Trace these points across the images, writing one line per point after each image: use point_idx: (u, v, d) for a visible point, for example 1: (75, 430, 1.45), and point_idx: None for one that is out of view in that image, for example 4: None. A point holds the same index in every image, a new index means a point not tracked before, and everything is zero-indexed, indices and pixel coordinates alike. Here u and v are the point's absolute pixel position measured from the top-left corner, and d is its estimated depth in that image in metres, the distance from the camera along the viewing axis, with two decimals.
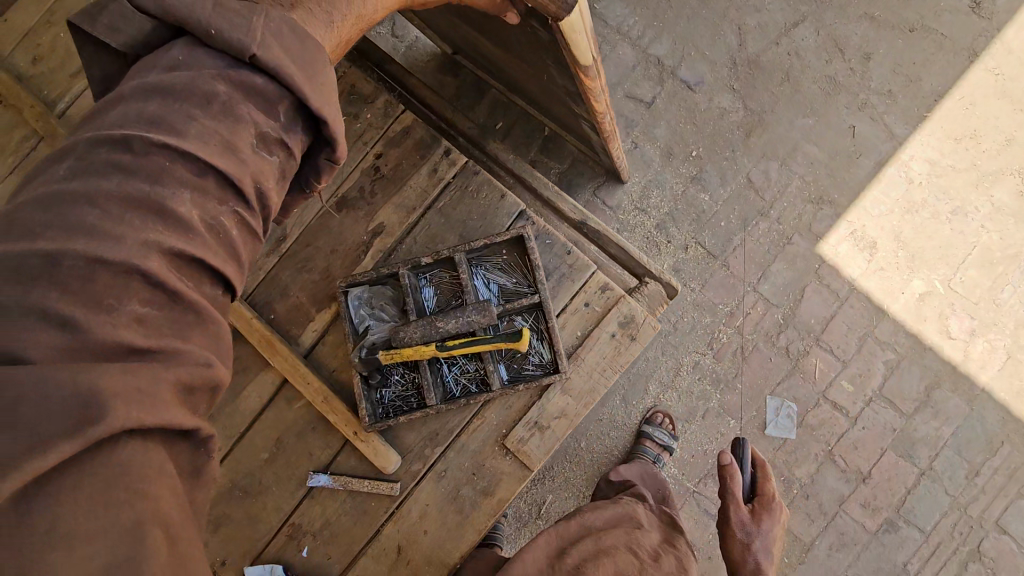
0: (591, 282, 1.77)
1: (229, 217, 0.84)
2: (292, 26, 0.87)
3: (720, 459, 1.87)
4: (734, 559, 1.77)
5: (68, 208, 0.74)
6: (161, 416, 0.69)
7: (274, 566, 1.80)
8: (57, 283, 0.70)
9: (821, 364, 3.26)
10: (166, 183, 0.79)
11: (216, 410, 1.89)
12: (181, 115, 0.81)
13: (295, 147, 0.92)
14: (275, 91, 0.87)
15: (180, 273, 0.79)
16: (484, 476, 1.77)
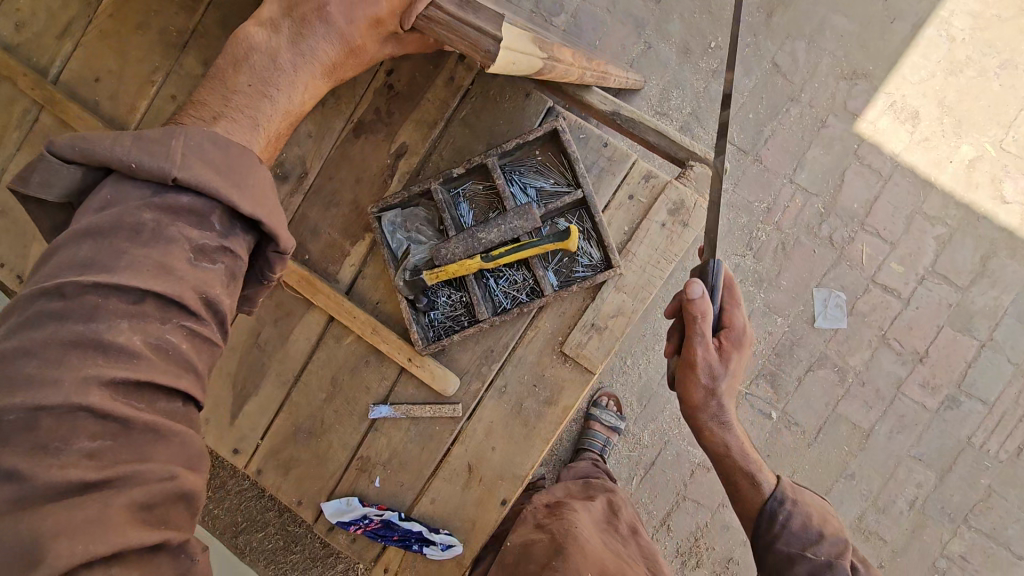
0: (633, 172, 1.67)
1: (173, 333, 1.01)
2: (210, 140, 1.11)
3: (688, 299, 1.43)
4: (692, 403, 1.56)
5: (17, 367, 0.90)
6: (117, 543, 0.82)
7: (349, 499, 1.80)
8: (1, 441, 0.85)
9: (868, 248, 3.13)
10: (105, 318, 0.96)
11: (266, 359, 1.87)
12: (115, 251, 1.00)
13: (236, 248, 1.13)
14: (203, 205, 1.09)
15: (133, 396, 0.94)
16: (545, 387, 1.72)
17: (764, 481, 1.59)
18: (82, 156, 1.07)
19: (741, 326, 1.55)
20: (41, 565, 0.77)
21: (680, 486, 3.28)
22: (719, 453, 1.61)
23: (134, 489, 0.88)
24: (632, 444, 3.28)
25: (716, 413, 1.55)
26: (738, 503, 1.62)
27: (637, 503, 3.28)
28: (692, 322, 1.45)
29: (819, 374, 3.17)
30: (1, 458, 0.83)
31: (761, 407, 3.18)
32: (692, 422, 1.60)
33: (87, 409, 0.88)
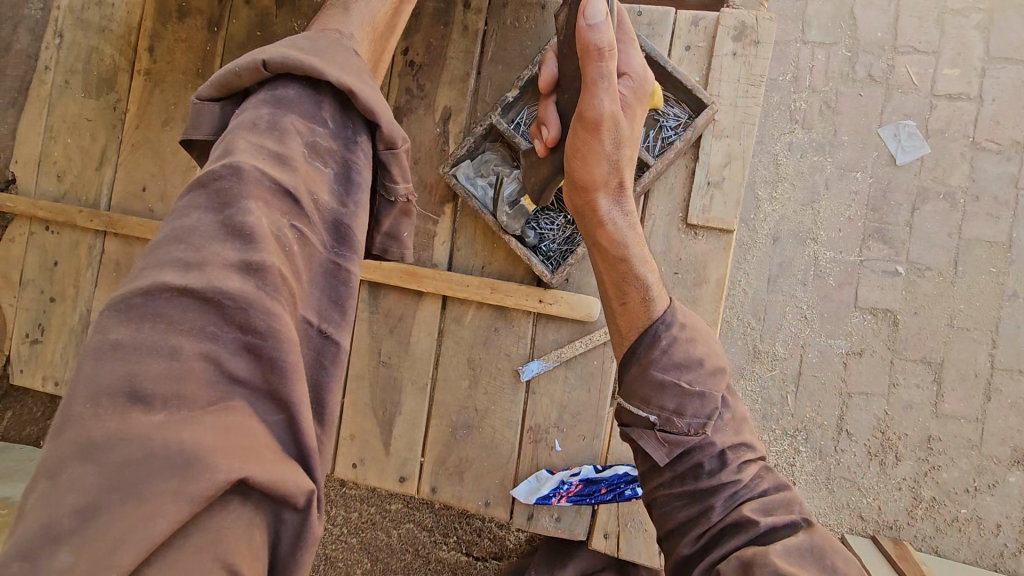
0: (679, 22, 1.62)
1: (292, 232, 0.83)
2: (300, 37, 0.98)
3: (591, 33, 1.12)
4: (589, 183, 1.27)
5: (158, 247, 0.76)
6: (269, 472, 0.68)
7: (539, 474, 1.66)
8: (154, 315, 0.70)
9: (914, 67, 2.99)
10: (234, 199, 0.78)
11: (396, 373, 1.77)
12: (237, 135, 0.85)
13: (347, 143, 0.95)
14: (308, 96, 0.93)
15: (281, 289, 0.77)
16: (687, 270, 1.61)
17: (655, 291, 1.28)
18: (213, 88, 0.95)
19: (628, 71, 1.30)
20: (197, 482, 0.63)
21: (840, 383, 2.98)
22: (609, 246, 1.29)
23: (281, 411, 0.74)
24: (770, 362, 2.99)
25: (616, 194, 1.30)
26: (619, 300, 1.28)
27: (805, 421, 2.98)
28: (595, 65, 1.16)
29: (927, 210, 2.97)
30: (163, 336, 0.69)
31: (884, 266, 2.97)
32: (586, 207, 1.29)
33: (231, 295, 0.72)
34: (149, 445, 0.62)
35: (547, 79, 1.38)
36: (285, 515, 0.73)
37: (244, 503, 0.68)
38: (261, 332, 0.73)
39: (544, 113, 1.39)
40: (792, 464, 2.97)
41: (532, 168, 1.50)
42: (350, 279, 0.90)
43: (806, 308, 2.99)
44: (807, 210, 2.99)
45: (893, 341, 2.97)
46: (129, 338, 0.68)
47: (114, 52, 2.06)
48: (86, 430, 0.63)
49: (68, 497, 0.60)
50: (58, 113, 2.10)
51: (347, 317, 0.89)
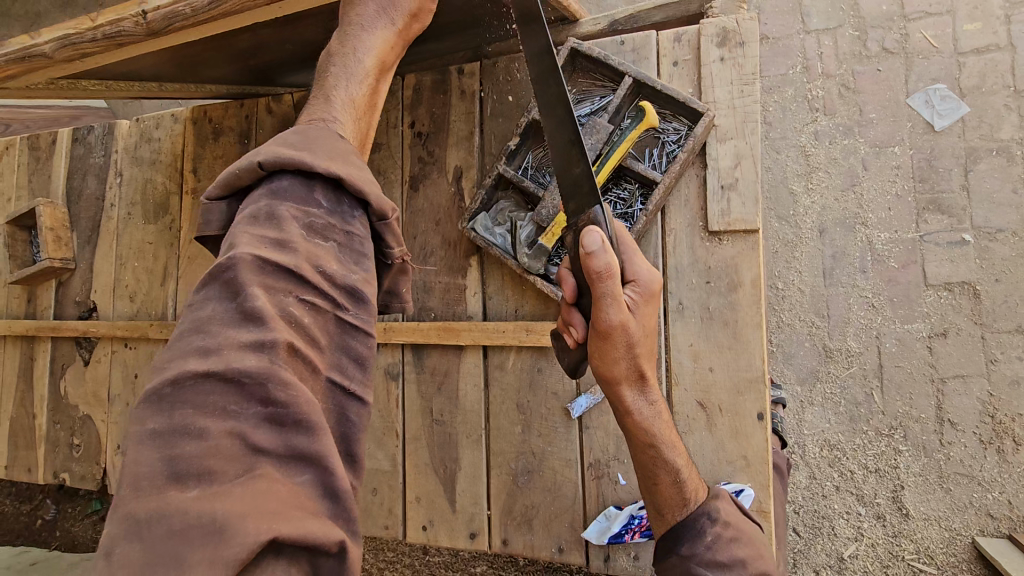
0: (661, 42, 1.66)
1: (297, 305, 0.88)
2: (291, 134, 1.05)
3: (591, 261, 1.01)
4: (610, 378, 1.17)
5: (181, 340, 0.82)
6: (297, 529, 0.71)
7: (607, 511, 1.61)
8: (185, 400, 0.76)
9: (930, 31, 2.89)
10: (241, 287, 0.84)
11: (450, 429, 1.79)
12: (239, 231, 0.91)
13: (343, 220, 1.01)
14: (301, 183, 0.99)
15: (293, 358, 0.83)
16: (720, 277, 1.57)
17: (687, 483, 1.27)
18: (216, 187, 1.03)
19: (635, 276, 1.14)
20: (229, 545, 0.66)
21: (929, 370, 2.74)
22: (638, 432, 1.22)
23: (306, 470, 0.78)
24: (845, 360, 2.80)
25: (639, 383, 1.19)
26: (653, 484, 1.26)
27: (900, 417, 2.74)
28: (597, 287, 1.04)
29: (982, 169, 2.78)
30: (191, 420, 0.75)
31: (948, 238, 2.78)
32: (616, 402, 1.21)
33: (249, 373, 0.78)
34: (187, 516, 0.68)
35: (568, 286, 1.16)
36: (322, 563, 0.74)
37: (278, 558, 0.70)
38: (279, 402, 0.78)
39: (567, 314, 1.22)
40: (896, 467, 2.71)
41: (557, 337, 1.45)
42: (363, 337, 0.96)
43: (872, 296, 2.80)
44: (848, 195, 2.86)
45: (979, 315, 2.73)
46: (163, 425, 0.75)
47: (165, 180, 2.31)
48: (133, 512, 0.69)
49: (119, 573, 0.65)
50: (126, 241, 2.36)
51: (367, 373, 0.94)
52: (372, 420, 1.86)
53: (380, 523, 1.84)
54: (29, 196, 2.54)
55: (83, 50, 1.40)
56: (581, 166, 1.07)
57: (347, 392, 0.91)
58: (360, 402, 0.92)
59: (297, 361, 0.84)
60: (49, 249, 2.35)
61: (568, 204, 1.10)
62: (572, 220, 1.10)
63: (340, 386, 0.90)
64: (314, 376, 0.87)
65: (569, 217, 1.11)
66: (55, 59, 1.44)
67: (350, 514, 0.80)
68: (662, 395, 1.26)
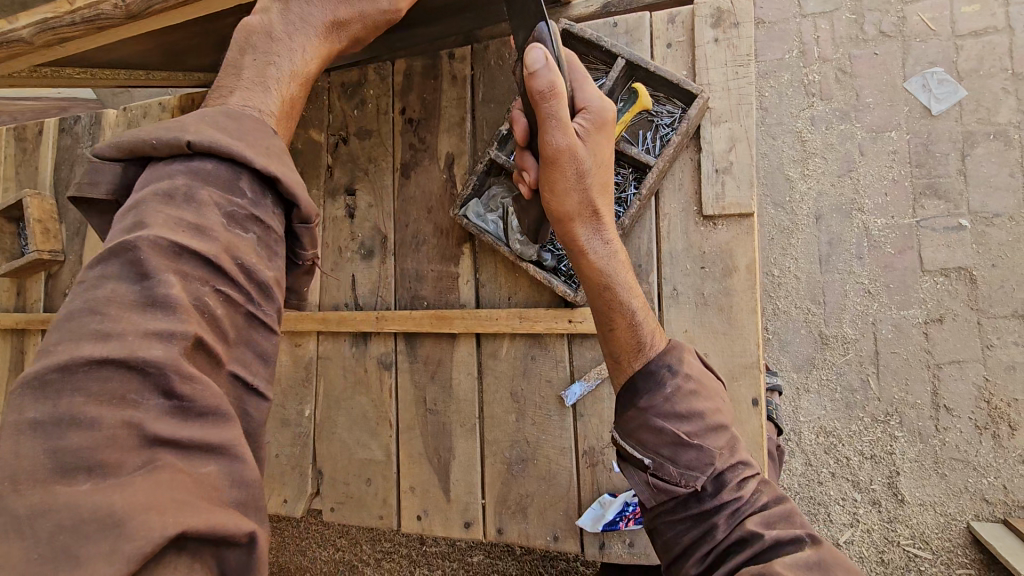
0: (654, 24, 1.63)
1: (211, 296, 0.85)
2: (224, 113, 0.98)
3: (534, 80, 1.05)
4: (563, 215, 1.21)
5: (74, 320, 0.77)
6: (206, 521, 0.71)
7: (602, 499, 1.60)
8: (77, 387, 0.72)
9: (928, 14, 2.85)
10: (149, 271, 0.80)
11: (443, 418, 1.78)
12: (151, 209, 0.86)
13: (266, 214, 0.97)
14: (228, 169, 0.94)
15: (203, 351, 0.81)
16: (714, 262, 1.55)
17: (644, 326, 1.24)
18: (122, 150, 0.96)
19: (585, 104, 1.19)
20: (133, 540, 0.65)
21: (925, 356, 2.74)
22: (590, 273, 1.23)
23: (209, 461, 0.77)
24: (842, 347, 2.79)
25: (594, 222, 1.22)
26: (607, 329, 1.25)
27: (896, 403, 2.74)
28: (542, 107, 1.08)
29: (980, 154, 2.76)
30: (83, 409, 0.71)
31: (945, 223, 2.77)
32: (566, 238, 1.23)
33: (153, 363, 0.75)
34: (82, 509, 0.66)
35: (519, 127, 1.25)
36: (227, 553, 0.75)
37: (182, 554, 0.70)
38: (185, 395, 0.76)
39: (521, 159, 1.30)
40: (891, 453, 2.71)
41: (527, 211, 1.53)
42: (269, 333, 0.94)
43: (869, 282, 2.79)
44: (845, 181, 2.84)
45: (976, 300, 2.73)
46: (48, 414, 0.70)
47: None
48: (15, 505, 0.66)
49: (2, 570, 0.63)
50: None
51: (270, 367, 0.93)
52: (364, 410, 1.85)
53: (375, 512, 1.83)
54: (17, 187, 2.51)
55: (62, 35, 1.36)
56: None
57: (251, 390, 0.90)
58: (259, 396, 0.91)
59: (201, 355, 0.82)
60: (37, 241, 2.32)
61: (517, 33, 1.18)
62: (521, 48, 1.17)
63: (240, 380, 0.88)
64: (220, 371, 0.85)
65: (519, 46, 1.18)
66: (35, 45, 1.39)
67: (257, 502, 0.81)
68: (618, 238, 1.27)
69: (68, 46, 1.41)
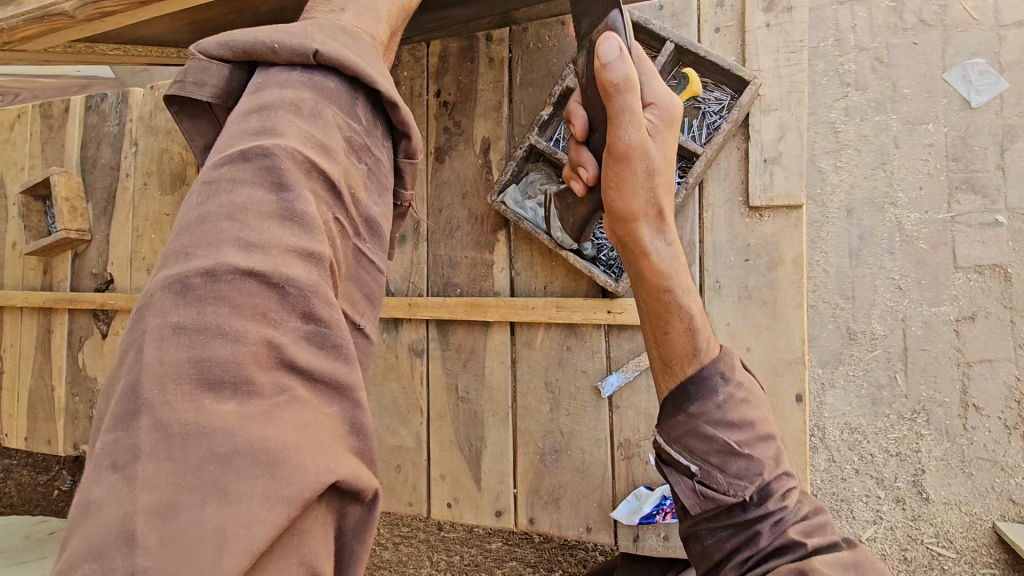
0: (703, 7, 1.58)
1: (336, 222, 0.84)
2: (342, 31, 0.94)
3: (607, 72, 1.01)
4: (624, 213, 1.16)
5: (210, 226, 0.74)
6: (347, 468, 0.69)
7: (637, 491, 1.60)
8: (220, 299, 0.69)
9: (970, 3, 2.77)
10: (286, 182, 0.78)
11: (476, 406, 1.76)
12: (281, 119, 0.83)
13: (376, 146, 0.95)
14: (348, 93, 0.92)
15: (331, 276, 0.79)
16: (760, 255, 1.52)
17: (699, 328, 1.18)
18: (235, 51, 0.90)
19: (655, 99, 1.14)
20: (287, 481, 0.63)
21: (955, 354, 2.69)
22: (649, 274, 1.18)
23: (335, 402, 0.75)
24: (869, 343, 2.75)
25: (657, 221, 1.17)
26: (663, 334, 1.18)
27: (923, 401, 2.70)
28: (614, 101, 1.04)
29: (1019, 149, 2.69)
30: (228, 321, 0.68)
31: (980, 220, 2.71)
32: (627, 239, 1.18)
33: (298, 284, 0.73)
34: (235, 438, 0.63)
35: (577, 122, 1.24)
36: (352, 509, 0.73)
37: (319, 504, 0.69)
38: (323, 319, 0.74)
39: (577, 155, 1.27)
40: (917, 451, 2.68)
41: (569, 208, 1.44)
42: (374, 270, 0.93)
43: (900, 278, 2.74)
44: (878, 174, 2.78)
45: (1009, 298, 2.67)
46: (192, 321, 0.67)
47: (180, 150, 2.26)
48: (166, 420, 0.62)
49: (147, 491, 0.60)
50: (142, 212, 2.31)
51: (374, 309, 0.94)
52: (396, 396, 1.84)
53: (404, 499, 1.82)
54: (42, 165, 2.49)
55: (104, 9, 1.33)
56: None
57: (358, 331, 0.89)
58: (364, 337, 0.90)
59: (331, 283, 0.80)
60: (65, 220, 2.31)
61: (581, 26, 1.13)
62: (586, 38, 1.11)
63: (348, 318, 0.87)
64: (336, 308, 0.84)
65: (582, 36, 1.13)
66: (77, 19, 1.37)
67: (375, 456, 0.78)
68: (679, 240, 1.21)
69: (108, 21, 1.38)
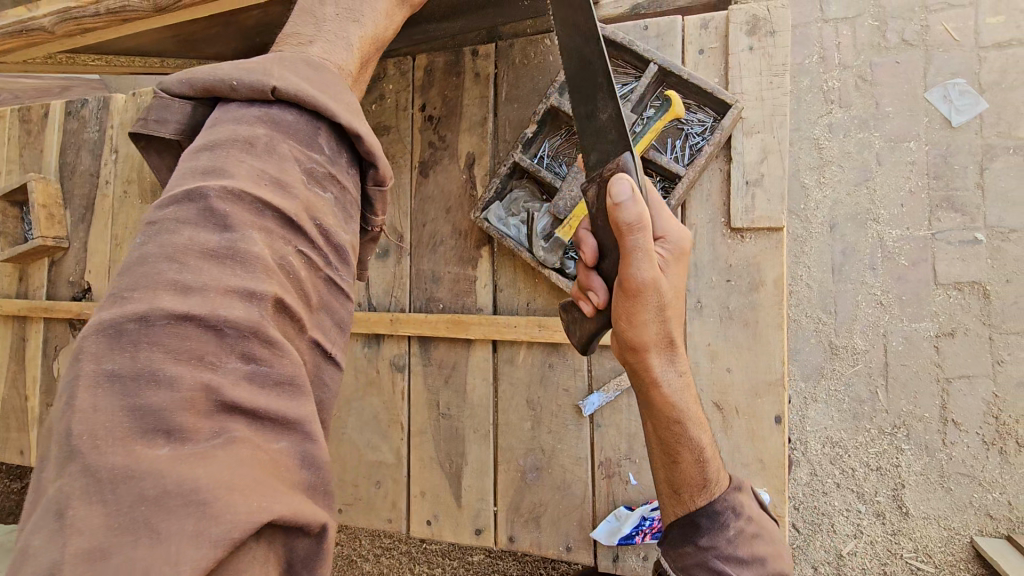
0: (687, 29, 1.59)
1: (294, 256, 0.83)
2: (304, 61, 0.93)
3: (619, 212, 0.96)
4: (639, 345, 1.10)
5: (148, 266, 0.73)
6: (287, 504, 0.66)
7: (617, 510, 1.59)
8: (156, 344, 0.68)
9: (951, 24, 2.81)
10: (232, 223, 0.77)
11: (457, 422, 1.75)
12: (233, 159, 0.82)
13: (340, 175, 0.93)
14: (308, 124, 0.90)
15: (283, 313, 0.78)
16: (741, 275, 1.52)
17: (709, 462, 1.18)
18: (196, 89, 0.90)
19: (664, 233, 1.12)
20: (214, 520, 0.60)
21: (935, 370, 2.73)
22: (663, 408, 1.14)
23: (285, 436, 0.73)
24: (850, 358, 2.77)
25: (670, 356, 1.13)
26: (671, 473, 1.17)
27: (903, 416, 2.73)
28: (627, 239, 0.98)
29: (998, 168, 2.74)
30: (161, 365, 0.67)
31: (960, 237, 2.75)
32: (636, 367, 1.14)
33: (236, 325, 0.72)
34: (164, 480, 0.61)
35: (587, 248, 1.14)
36: (297, 541, 0.69)
37: (258, 542, 0.65)
38: (265, 361, 0.73)
39: (587, 279, 1.15)
40: (897, 466, 2.70)
41: (576, 324, 1.26)
42: (342, 298, 0.91)
43: (881, 293, 2.77)
44: (861, 190, 2.81)
45: (988, 315, 2.71)
46: (125, 367, 0.67)
47: None
48: (94, 465, 0.61)
49: (76, 536, 0.58)
50: (121, 221, 2.27)
51: (344, 335, 0.91)
52: (376, 411, 1.82)
53: (384, 515, 1.80)
54: (20, 170, 2.45)
55: (86, 25, 1.31)
56: (608, 111, 1.00)
57: (328, 359, 0.87)
58: (335, 364, 0.88)
59: (281, 320, 0.78)
60: (41, 227, 2.27)
61: (590, 156, 1.05)
62: (594, 172, 1.04)
63: (319, 346, 0.85)
64: (301, 339, 0.82)
65: (590, 169, 1.05)
66: (56, 34, 1.34)
67: (328, 487, 0.76)
68: (688, 365, 1.18)
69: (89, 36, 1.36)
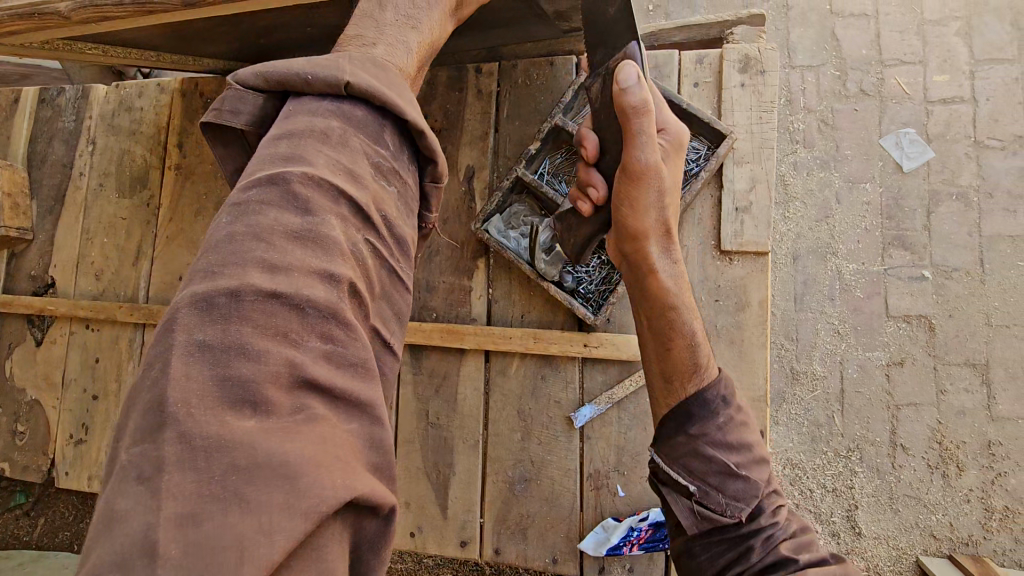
0: (684, 63, 1.69)
1: (364, 244, 0.87)
2: (371, 60, 0.97)
3: (625, 96, 1.07)
4: (639, 228, 1.22)
5: (237, 244, 0.77)
6: (366, 485, 0.72)
7: (605, 522, 1.62)
8: (244, 319, 0.72)
9: (903, 78, 3.07)
10: (314, 209, 0.81)
11: (445, 432, 1.74)
12: (313, 148, 0.86)
13: (402, 171, 0.97)
14: (376, 119, 0.94)
15: (356, 299, 0.82)
16: (728, 296, 1.61)
17: (701, 348, 1.20)
18: (271, 82, 0.92)
19: (664, 125, 1.27)
20: (304, 495, 0.65)
21: (886, 397, 2.91)
22: (656, 291, 1.23)
23: (355, 418, 0.77)
24: (810, 383, 2.93)
25: (665, 242, 1.24)
26: (662, 356, 1.21)
27: (857, 440, 2.88)
28: (633, 122, 1.10)
29: (942, 212, 2.98)
30: (252, 340, 0.71)
31: (910, 272, 2.96)
32: (634, 255, 1.24)
33: (317, 305, 0.76)
34: (256, 451, 0.65)
35: (589, 145, 1.28)
36: (367, 519, 0.75)
37: (337, 519, 0.71)
38: (340, 341, 0.77)
39: (587, 175, 1.30)
40: (852, 487, 2.85)
41: (571, 229, 1.41)
42: (405, 291, 0.94)
43: (838, 322, 2.95)
44: (822, 226, 3.00)
45: (933, 346, 2.92)
46: (215, 339, 0.70)
47: (145, 153, 2.16)
48: (189, 432, 0.64)
49: (170, 502, 0.61)
50: (94, 216, 2.18)
51: (402, 328, 0.94)
52: None
53: None
54: None
55: (104, 13, 1.29)
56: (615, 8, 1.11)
57: (386, 348, 0.89)
58: (393, 354, 0.91)
59: (354, 304, 0.82)
60: (4, 216, 2.13)
61: (596, 51, 1.18)
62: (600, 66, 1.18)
63: (379, 334, 0.88)
64: (366, 323, 0.85)
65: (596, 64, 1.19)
66: (69, 20, 1.33)
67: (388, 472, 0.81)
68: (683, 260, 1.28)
69: (105, 25, 1.33)
